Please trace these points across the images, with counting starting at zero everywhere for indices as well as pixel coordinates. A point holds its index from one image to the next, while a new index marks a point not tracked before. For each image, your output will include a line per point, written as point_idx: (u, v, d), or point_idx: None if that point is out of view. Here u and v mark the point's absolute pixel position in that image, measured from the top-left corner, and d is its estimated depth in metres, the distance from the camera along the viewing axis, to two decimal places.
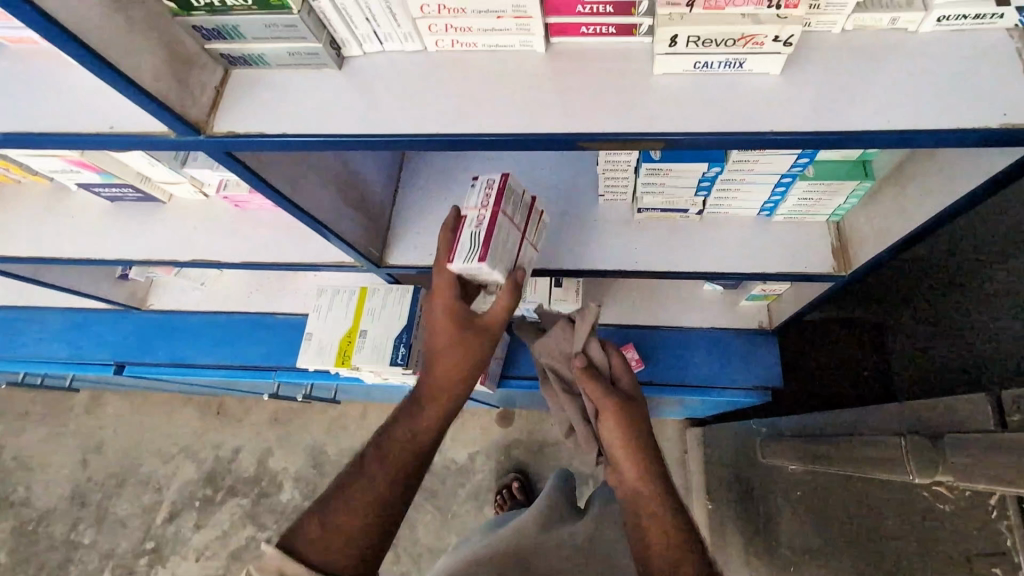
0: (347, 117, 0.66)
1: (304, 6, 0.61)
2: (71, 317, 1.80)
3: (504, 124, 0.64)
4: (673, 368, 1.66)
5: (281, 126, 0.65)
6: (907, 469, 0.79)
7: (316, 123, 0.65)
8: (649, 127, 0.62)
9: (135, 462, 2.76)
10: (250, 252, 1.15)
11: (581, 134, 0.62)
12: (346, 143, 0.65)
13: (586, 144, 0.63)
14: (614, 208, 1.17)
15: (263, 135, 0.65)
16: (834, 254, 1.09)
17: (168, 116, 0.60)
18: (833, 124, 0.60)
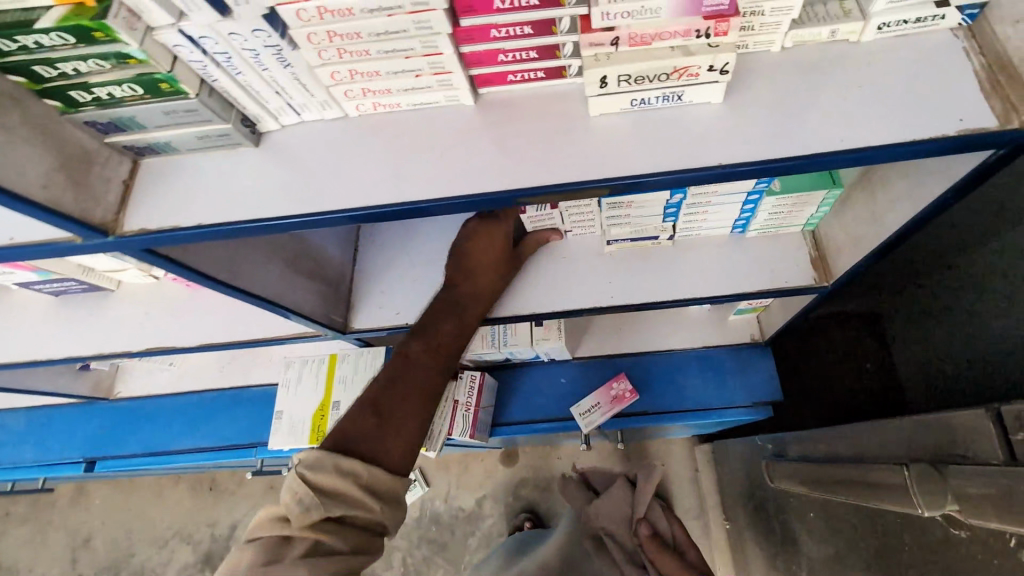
0: (269, 199, 0.63)
1: (204, 88, 0.58)
2: (35, 416, 1.71)
3: (438, 191, 0.61)
4: (668, 394, 1.60)
5: (193, 216, 0.62)
6: (914, 501, 0.74)
7: (235, 209, 0.62)
8: (592, 172, 0.59)
9: (126, 552, 2.61)
10: (208, 333, 1.09)
11: (520, 191, 0.59)
12: (269, 227, 0.62)
13: (525, 200, 0.60)
14: (584, 242, 1.13)
15: (177, 229, 0.61)
16: (813, 265, 1.05)
17: (72, 225, 0.56)
18: (784, 149, 0.56)
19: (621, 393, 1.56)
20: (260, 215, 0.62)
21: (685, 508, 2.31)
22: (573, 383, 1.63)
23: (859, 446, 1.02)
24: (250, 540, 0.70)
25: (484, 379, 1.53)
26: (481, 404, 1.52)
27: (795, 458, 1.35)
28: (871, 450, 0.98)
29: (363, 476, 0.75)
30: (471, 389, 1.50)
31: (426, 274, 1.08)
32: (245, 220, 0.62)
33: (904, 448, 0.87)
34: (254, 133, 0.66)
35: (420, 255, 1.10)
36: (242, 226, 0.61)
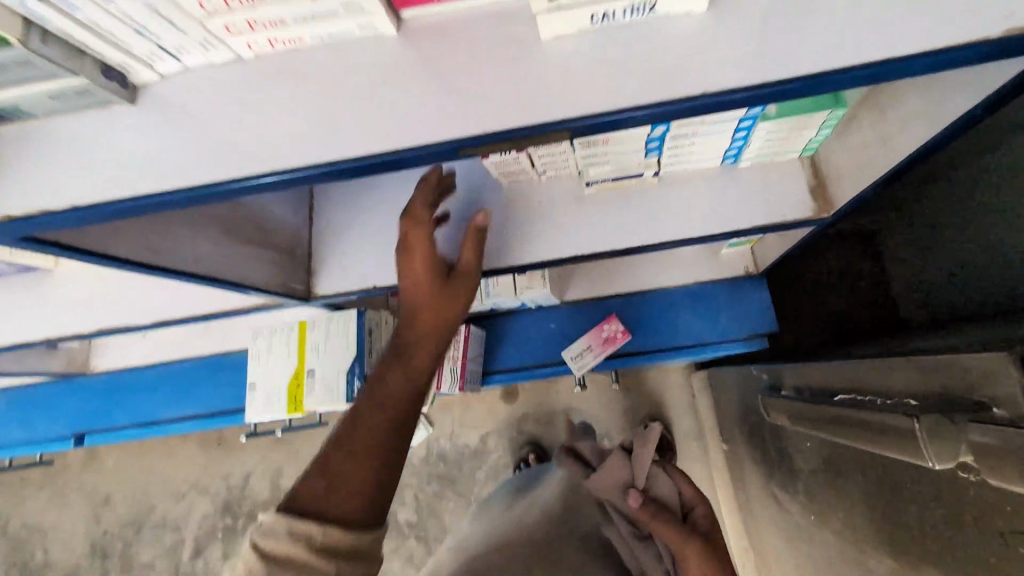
0: (173, 165, 0.55)
1: (38, 35, 0.48)
2: (15, 394, 1.68)
3: (365, 145, 0.52)
4: (660, 333, 1.54)
5: (77, 195, 0.54)
6: (924, 455, 0.68)
7: (132, 179, 0.54)
8: (550, 111, 0.49)
9: (146, 506, 2.57)
10: (162, 309, 1.01)
11: (463, 139, 0.50)
12: (179, 199, 0.54)
13: (471, 151, 0.51)
14: (561, 183, 1.01)
15: (67, 209, 0.54)
16: (813, 195, 0.95)
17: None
18: (785, 63, 0.47)
19: (613, 334, 1.51)
20: (156, 186, 0.54)
21: (684, 433, 2.33)
22: (563, 328, 1.57)
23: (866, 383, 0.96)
24: None
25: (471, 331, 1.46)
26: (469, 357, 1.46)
27: (792, 392, 1.31)
28: (878, 392, 0.91)
29: (336, 524, 0.58)
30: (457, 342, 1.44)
31: (389, 231, 1.01)
32: (141, 194, 0.54)
33: (912, 389, 0.81)
34: (127, 89, 0.57)
35: (380, 211, 1.02)
36: (139, 201, 0.54)
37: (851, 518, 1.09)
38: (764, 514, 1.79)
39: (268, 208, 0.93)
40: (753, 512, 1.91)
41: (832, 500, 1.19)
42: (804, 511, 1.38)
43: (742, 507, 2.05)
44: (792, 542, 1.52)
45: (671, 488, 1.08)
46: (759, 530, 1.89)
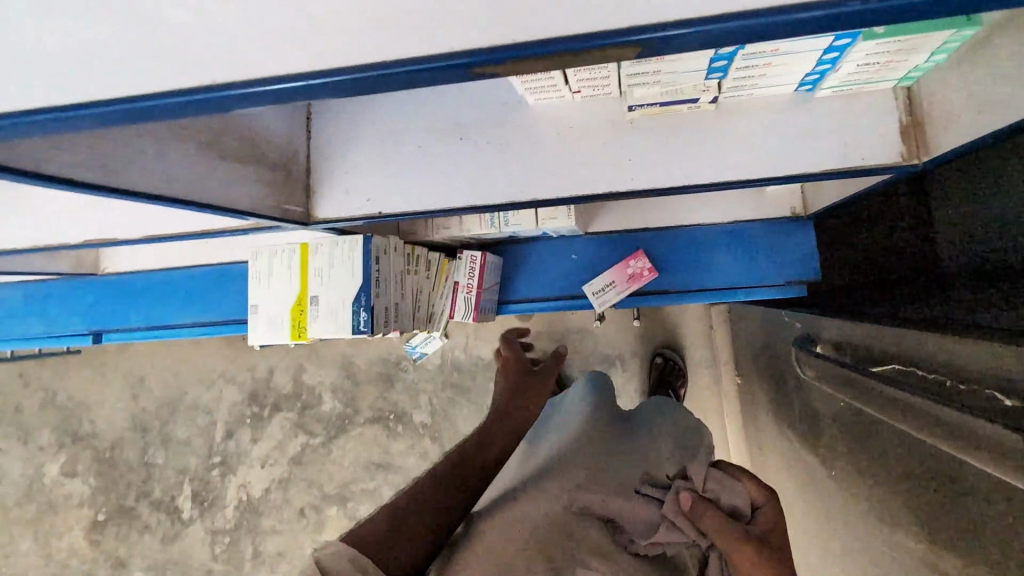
0: (147, 60, 0.47)
1: None
2: (35, 287, 1.69)
3: (362, 55, 0.46)
4: (691, 273, 1.42)
5: (11, 101, 0.47)
6: None
7: (100, 78, 0.47)
8: (586, 23, 0.43)
9: (179, 389, 2.68)
10: (150, 224, 0.97)
11: (476, 57, 0.44)
12: (166, 108, 0.48)
13: (483, 69, 0.45)
14: (599, 104, 0.86)
15: (30, 114, 0.47)
16: (903, 136, 0.79)
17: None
18: None
19: (639, 271, 1.41)
20: (115, 94, 0.47)
21: (698, 361, 2.30)
22: (585, 261, 1.46)
23: (935, 356, 0.86)
24: None
25: (487, 260, 1.35)
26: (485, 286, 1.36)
27: (830, 348, 1.22)
28: (958, 375, 0.81)
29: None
30: (473, 270, 1.34)
31: (397, 152, 0.90)
32: (100, 100, 0.47)
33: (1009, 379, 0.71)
34: None
35: (387, 128, 0.91)
36: (121, 110, 0.48)
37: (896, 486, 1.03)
38: (774, 448, 1.79)
39: (261, 119, 0.81)
40: (761, 444, 1.92)
41: (865, 452, 1.14)
42: (823, 456, 1.35)
43: (750, 437, 2.06)
44: (805, 480, 1.51)
45: (739, 494, 0.85)
46: (766, 461, 1.90)
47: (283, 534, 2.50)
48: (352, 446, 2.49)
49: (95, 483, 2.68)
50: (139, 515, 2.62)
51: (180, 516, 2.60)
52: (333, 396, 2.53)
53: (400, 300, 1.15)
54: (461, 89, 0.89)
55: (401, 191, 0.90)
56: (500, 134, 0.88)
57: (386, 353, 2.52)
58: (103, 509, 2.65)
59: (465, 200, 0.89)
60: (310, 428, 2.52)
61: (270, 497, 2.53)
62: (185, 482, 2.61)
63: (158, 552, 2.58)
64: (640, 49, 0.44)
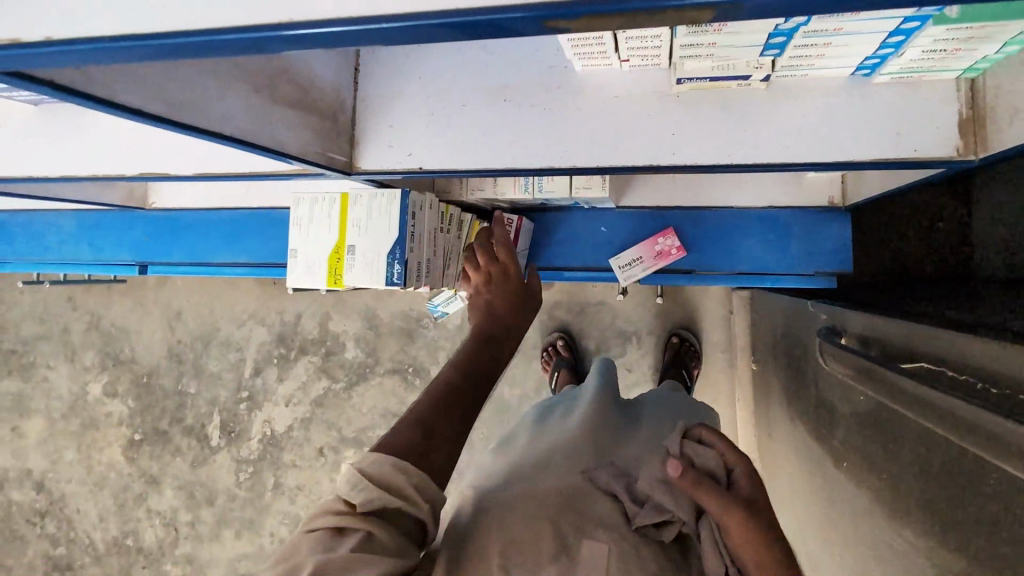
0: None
1: None
2: (86, 216, 1.78)
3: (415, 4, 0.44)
4: (720, 255, 1.41)
5: (72, 25, 0.47)
6: None
7: (155, 9, 0.47)
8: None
9: (213, 324, 2.81)
10: (204, 162, 1.02)
11: (549, 9, 0.41)
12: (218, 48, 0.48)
13: (557, 23, 0.42)
14: (648, 74, 0.85)
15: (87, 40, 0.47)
16: (961, 129, 0.77)
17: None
18: None
19: (666, 249, 1.40)
20: (173, 27, 0.47)
21: (714, 344, 2.30)
22: (613, 233, 1.46)
23: (961, 357, 0.84)
24: (307, 530, 0.69)
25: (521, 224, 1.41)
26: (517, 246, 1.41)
27: (855, 341, 1.21)
28: (981, 375, 0.80)
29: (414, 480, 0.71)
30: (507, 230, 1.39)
31: (442, 108, 0.91)
32: (157, 34, 0.47)
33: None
34: None
35: (432, 83, 0.91)
36: (176, 44, 0.47)
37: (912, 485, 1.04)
38: (783, 436, 1.80)
39: (311, 65, 0.82)
40: (771, 431, 1.93)
41: (877, 448, 1.14)
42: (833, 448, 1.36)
43: (759, 423, 2.08)
44: (812, 469, 1.53)
45: (710, 456, 0.86)
46: (773, 447, 1.92)
47: (302, 469, 2.66)
48: (371, 394, 2.60)
49: (134, 405, 2.87)
50: (171, 439, 2.81)
51: (208, 443, 2.78)
52: (356, 345, 2.63)
53: (432, 256, 1.19)
54: (510, 48, 0.89)
55: (442, 149, 0.92)
56: (544, 97, 0.88)
57: (409, 308, 2.59)
58: (139, 429, 2.84)
59: (505, 162, 0.90)
60: (333, 373, 2.63)
61: (292, 434, 2.68)
62: (214, 412, 2.78)
63: (188, 473, 2.78)
64: (720, 11, 0.40)
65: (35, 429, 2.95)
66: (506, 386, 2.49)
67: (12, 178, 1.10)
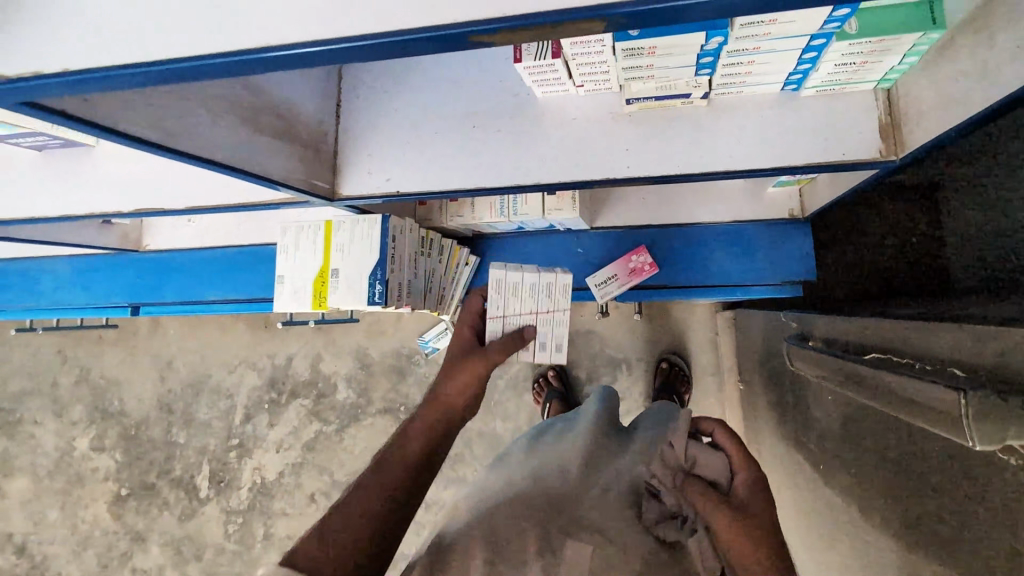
0: (174, 30, 0.51)
1: None
2: (79, 263, 1.83)
3: (354, 27, 0.49)
4: (691, 270, 1.48)
5: (62, 61, 0.52)
6: (964, 433, 0.59)
7: (131, 46, 0.52)
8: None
9: (204, 371, 2.81)
10: (196, 195, 1.08)
11: (470, 27, 0.47)
12: (187, 71, 0.52)
13: (481, 38, 0.48)
14: (601, 97, 0.94)
15: (72, 73, 0.52)
16: (882, 132, 0.85)
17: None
18: None
19: (641, 265, 1.46)
20: (153, 55, 0.51)
21: (702, 368, 2.32)
22: (590, 253, 1.52)
23: (909, 345, 0.90)
24: None
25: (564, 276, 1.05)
26: (554, 286, 1.03)
27: (820, 343, 1.26)
28: (920, 357, 0.85)
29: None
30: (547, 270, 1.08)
31: (415, 134, 0.99)
32: (135, 62, 0.52)
33: (955, 359, 0.77)
34: None
35: (406, 113, 1.00)
36: (149, 71, 0.52)
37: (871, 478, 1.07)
38: (772, 455, 1.81)
39: (293, 101, 0.90)
40: (761, 451, 1.94)
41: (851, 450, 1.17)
42: (815, 458, 1.38)
43: (749, 443, 2.08)
44: (798, 484, 1.54)
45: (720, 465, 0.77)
46: (764, 468, 1.92)
47: (293, 518, 2.60)
48: (363, 435, 2.59)
49: (121, 459, 2.82)
50: (159, 492, 2.75)
51: (197, 494, 2.72)
52: (347, 385, 2.63)
53: (413, 277, 1.25)
54: (476, 80, 0.98)
55: (418, 172, 0.99)
56: (509, 122, 0.96)
57: (400, 346, 2.62)
58: (126, 484, 2.78)
59: (474, 182, 0.97)
60: (324, 416, 2.63)
61: (283, 481, 2.64)
62: (204, 461, 2.74)
63: (176, 528, 2.71)
64: (607, 24, 0.46)
65: (18, 489, 2.88)
66: (498, 420, 2.49)
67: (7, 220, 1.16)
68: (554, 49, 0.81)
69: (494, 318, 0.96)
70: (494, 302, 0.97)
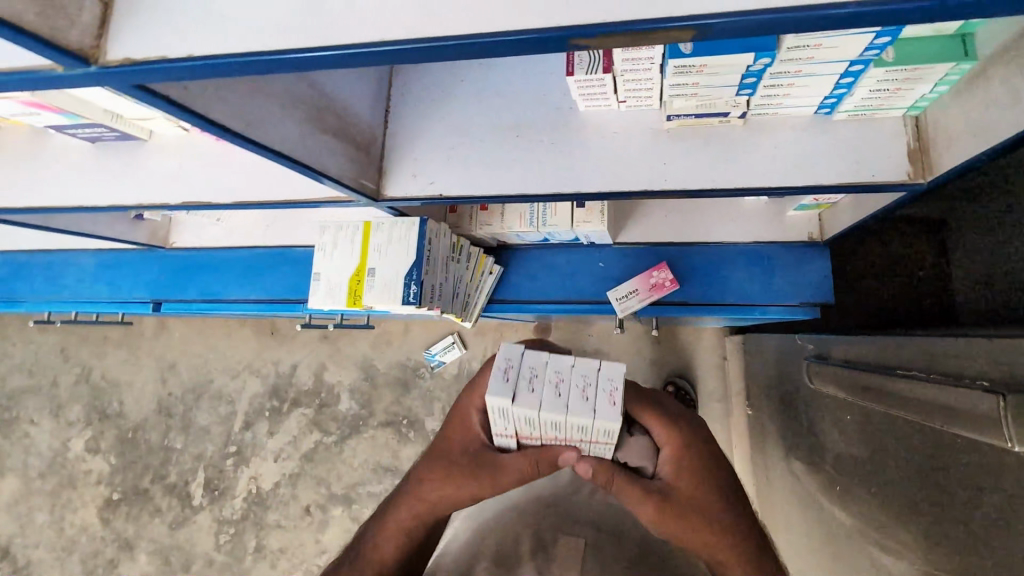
0: (278, 26, 0.56)
1: None
2: (105, 257, 1.86)
3: (450, 30, 0.53)
4: (709, 288, 1.51)
5: (172, 48, 0.57)
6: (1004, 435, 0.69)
7: (236, 38, 0.57)
8: (669, 9, 0.49)
9: (207, 376, 2.78)
10: (241, 191, 1.10)
11: (572, 30, 0.51)
12: (286, 62, 0.57)
13: (579, 42, 0.52)
14: (641, 114, 0.99)
15: (181, 59, 0.56)
16: (911, 158, 0.90)
17: (49, 52, 0.52)
18: None
19: (661, 282, 1.50)
20: (256, 46, 0.56)
21: (708, 393, 2.31)
22: (611, 268, 1.55)
23: (943, 363, 0.95)
24: None
25: (610, 413, 0.79)
26: (587, 429, 0.80)
27: (840, 363, 1.30)
28: (949, 374, 0.92)
29: None
30: (583, 398, 0.81)
31: (461, 141, 1.04)
32: (238, 53, 0.56)
33: (985, 374, 0.84)
34: None
35: (453, 120, 1.04)
36: (250, 62, 0.56)
37: (895, 497, 1.08)
38: (781, 482, 1.79)
39: (347, 102, 0.95)
40: (769, 478, 1.92)
41: (873, 470, 1.17)
42: (830, 482, 1.38)
43: (755, 470, 2.06)
44: (810, 512, 1.52)
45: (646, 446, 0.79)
46: (772, 496, 1.89)
47: (287, 531, 2.54)
48: (364, 447, 2.55)
49: (115, 463, 2.77)
50: (151, 498, 2.69)
51: (190, 502, 2.66)
52: (351, 396, 2.62)
53: (444, 280, 1.28)
54: (521, 93, 1.03)
55: (459, 178, 1.03)
56: (552, 133, 1.01)
57: (407, 358, 2.61)
58: (118, 488, 2.73)
59: (515, 188, 1.00)
60: (326, 426, 2.60)
61: (278, 491, 2.59)
62: (199, 468, 2.69)
63: (166, 537, 2.64)
64: (697, 33, 0.50)
65: (7, 489, 2.82)
66: None
67: (59, 207, 1.20)
68: (605, 64, 0.87)
69: (505, 437, 0.83)
70: (502, 421, 0.82)
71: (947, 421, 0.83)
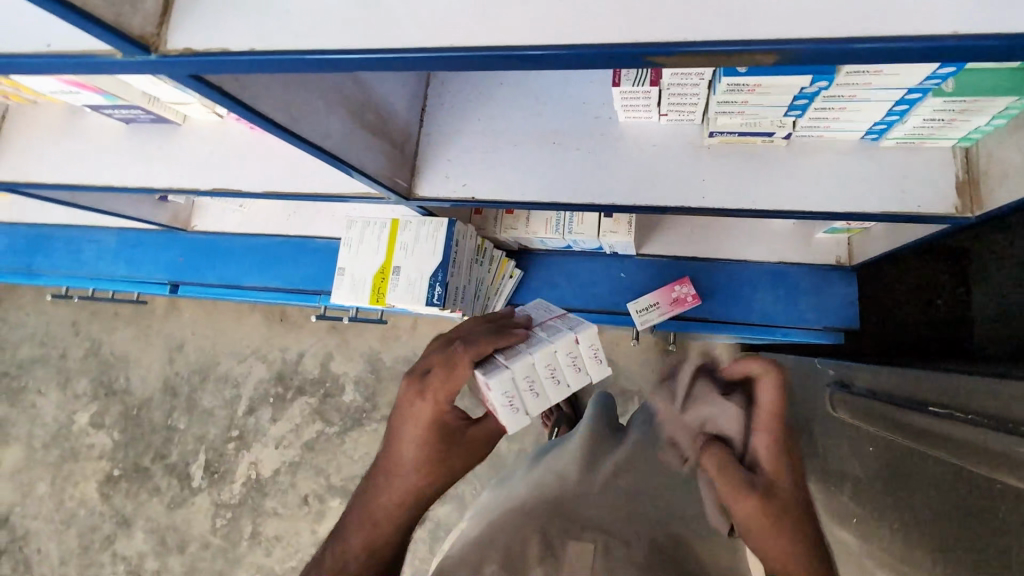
0: (340, 29, 0.55)
1: None
2: (127, 237, 1.87)
3: (513, 37, 0.52)
4: (731, 306, 1.49)
5: (228, 40, 0.56)
6: None
7: (295, 35, 0.55)
8: (740, 30, 0.48)
9: (214, 359, 2.78)
10: (270, 182, 1.09)
11: (650, 46, 0.49)
12: (344, 62, 0.56)
13: (656, 58, 0.50)
14: (681, 128, 0.98)
15: (237, 54, 0.56)
16: (959, 190, 0.87)
17: (109, 37, 0.52)
18: (985, 22, 0.45)
19: (683, 296, 1.47)
20: (313, 44, 0.55)
21: None
22: (632, 279, 1.53)
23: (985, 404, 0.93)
24: None
25: (600, 370, 0.92)
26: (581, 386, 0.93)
27: (864, 392, 1.29)
28: (984, 415, 0.91)
29: None
30: (577, 370, 0.90)
31: (496, 143, 1.02)
32: (296, 49, 0.55)
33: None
34: None
35: (488, 123, 1.03)
36: (307, 58, 0.55)
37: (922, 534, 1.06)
38: None
39: (386, 99, 0.95)
40: None
41: (896, 503, 1.15)
42: None
43: None
44: None
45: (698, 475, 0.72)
46: None
47: (284, 519, 2.54)
48: (365, 440, 2.55)
49: (118, 439, 2.78)
50: (152, 476, 2.70)
51: (189, 483, 2.67)
52: (356, 388, 2.61)
53: (467, 281, 1.27)
54: (560, 98, 1.02)
55: (492, 182, 1.01)
56: (591, 141, 0.99)
57: (414, 353, 2.60)
58: (120, 465, 2.74)
59: (548, 197, 0.99)
60: (330, 416, 2.59)
61: (277, 479, 2.59)
62: (201, 450, 2.69)
63: (163, 516, 2.65)
64: (778, 57, 0.49)
65: (11, 458, 2.84)
66: None
67: (85, 184, 1.19)
68: (653, 77, 0.85)
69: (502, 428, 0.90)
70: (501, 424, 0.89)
71: (999, 467, 0.83)
